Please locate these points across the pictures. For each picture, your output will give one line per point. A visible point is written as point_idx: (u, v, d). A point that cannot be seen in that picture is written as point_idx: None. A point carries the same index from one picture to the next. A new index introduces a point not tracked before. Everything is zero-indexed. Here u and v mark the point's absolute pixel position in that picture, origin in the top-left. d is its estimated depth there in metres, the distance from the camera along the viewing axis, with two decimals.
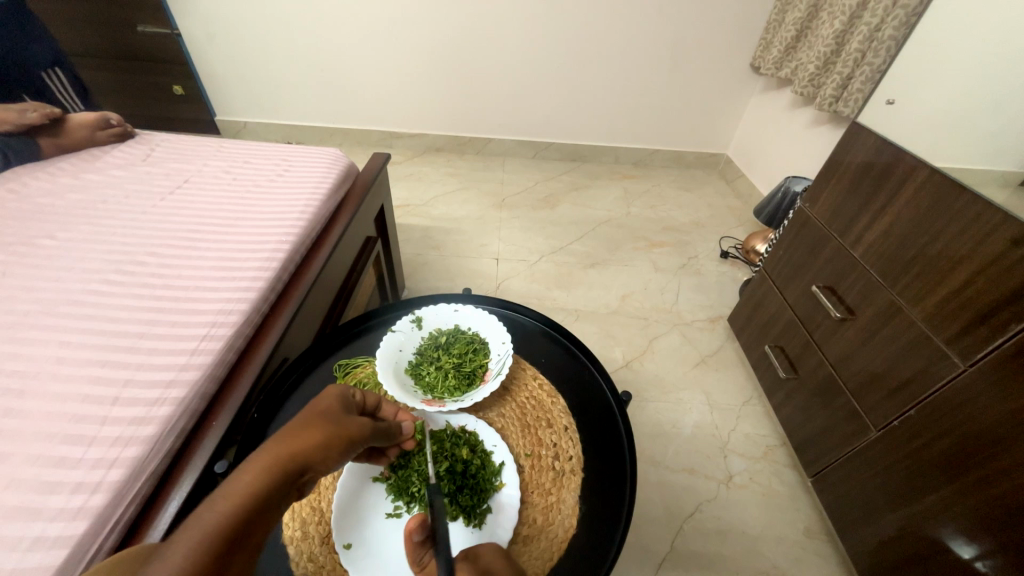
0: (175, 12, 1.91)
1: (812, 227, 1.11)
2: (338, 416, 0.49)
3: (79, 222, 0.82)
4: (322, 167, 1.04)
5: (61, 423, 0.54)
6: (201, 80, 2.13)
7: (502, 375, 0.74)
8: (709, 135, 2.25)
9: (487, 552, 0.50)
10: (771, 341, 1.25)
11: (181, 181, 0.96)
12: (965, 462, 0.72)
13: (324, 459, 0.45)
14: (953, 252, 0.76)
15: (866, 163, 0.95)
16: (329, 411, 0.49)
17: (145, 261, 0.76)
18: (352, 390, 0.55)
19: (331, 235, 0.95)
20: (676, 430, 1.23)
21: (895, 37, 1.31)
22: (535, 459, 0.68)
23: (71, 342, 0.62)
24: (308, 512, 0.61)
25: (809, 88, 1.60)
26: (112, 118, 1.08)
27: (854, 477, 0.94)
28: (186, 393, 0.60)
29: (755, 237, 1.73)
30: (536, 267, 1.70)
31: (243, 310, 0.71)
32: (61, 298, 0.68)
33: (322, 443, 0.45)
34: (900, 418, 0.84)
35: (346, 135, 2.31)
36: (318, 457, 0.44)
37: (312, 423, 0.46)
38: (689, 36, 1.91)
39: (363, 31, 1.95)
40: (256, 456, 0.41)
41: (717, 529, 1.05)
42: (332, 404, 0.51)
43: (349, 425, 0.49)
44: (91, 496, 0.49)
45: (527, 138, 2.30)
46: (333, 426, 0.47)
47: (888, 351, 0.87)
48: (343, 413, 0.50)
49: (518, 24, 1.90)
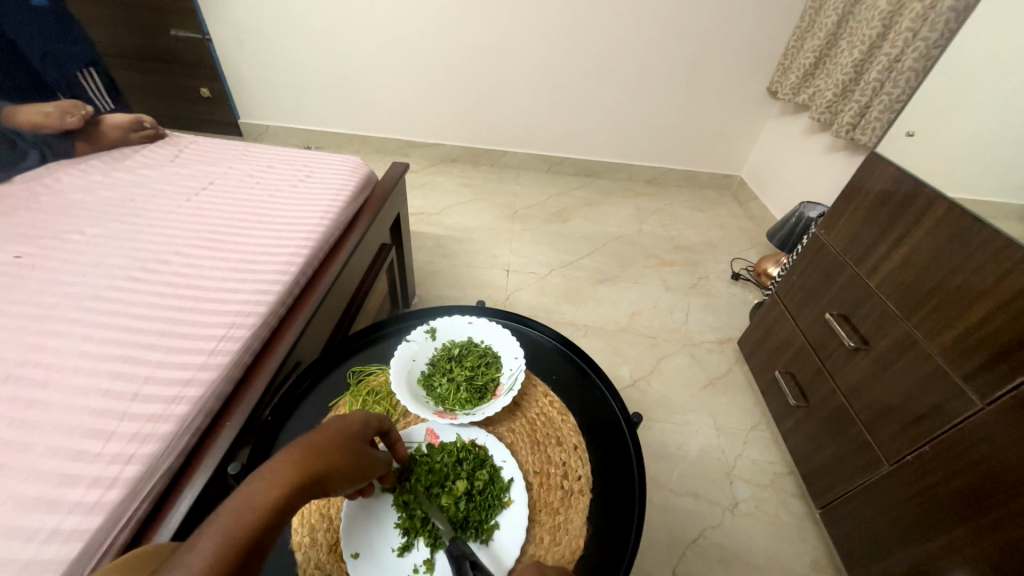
0: (208, 18, 1.97)
1: (828, 253, 1.10)
2: (357, 444, 0.51)
3: (108, 219, 0.85)
4: (343, 174, 1.07)
5: (82, 417, 0.55)
6: (228, 83, 2.19)
7: (514, 391, 0.74)
8: (723, 157, 2.26)
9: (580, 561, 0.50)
10: (781, 366, 1.24)
11: (206, 182, 0.99)
12: (982, 502, 0.70)
13: (334, 483, 0.46)
14: (973, 286, 0.76)
15: (884, 192, 0.95)
16: (350, 433, 0.51)
17: (170, 259, 0.78)
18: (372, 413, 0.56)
19: (348, 241, 0.97)
20: (682, 452, 1.22)
21: (914, 68, 1.32)
22: (544, 477, 0.67)
23: (94, 336, 0.64)
24: (316, 519, 0.61)
25: (826, 115, 1.61)
26: (146, 120, 1.11)
27: (865, 511, 0.92)
28: (203, 392, 0.61)
29: (767, 260, 1.72)
30: (546, 280, 1.71)
31: (261, 313, 0.72)
32: (87, 293, 0.70)
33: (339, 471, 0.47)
34: (913, 453, 0.82)
35: (365, 142, 2.36)
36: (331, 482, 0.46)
37: (334, 446, 0.48)
38: (707, 59, 1.93)
39: (388, 41, 2.00)
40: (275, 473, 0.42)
41: (720, 556, 1.03)
42: (353, 426, 0.52)
43: (364, 455, 0.51)
44: (107, 491, 0.50)
45: (542, 152, 2.33)
46: (353, 453, 0.49)
47: (904, 383, 0.86)
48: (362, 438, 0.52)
49: (539, 39, 1.94)
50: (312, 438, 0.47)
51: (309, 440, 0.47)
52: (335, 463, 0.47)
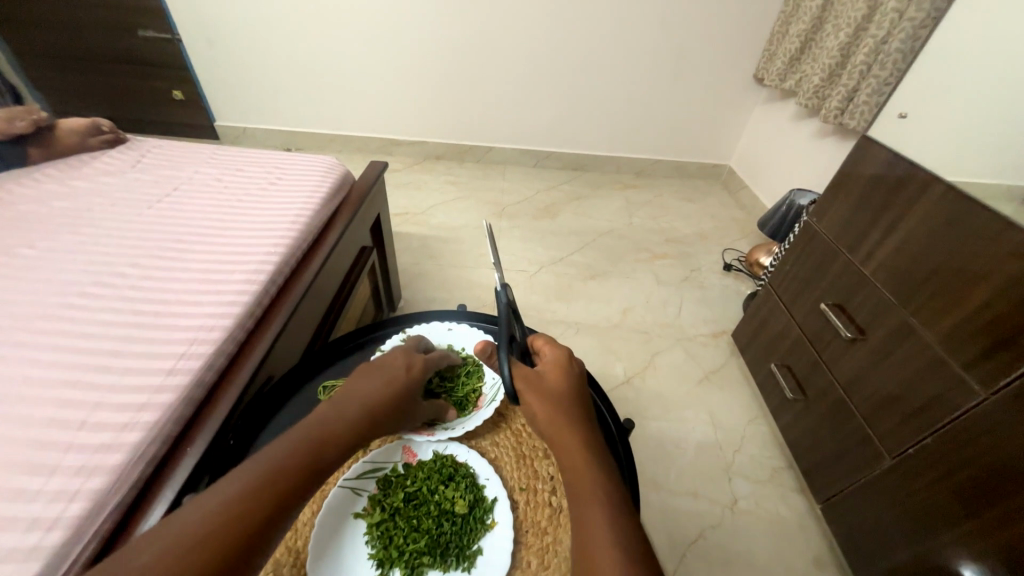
0: (176, 17, 1.89)
1: (821, 241, 1.08)
2: (407, 392, 0.58)
3: (62, 231, 0.79)
4: (317, 175, 1.02)
5: (23, 451, 0.50)
6: (201, 85, 2.12)
7: (496, 402, 0.72)
8: (712, 146, 2.23)
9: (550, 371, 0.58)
10: (777, 359, 1.21)
11: (170, 189, 0.93)
12: (988, 495, 0.68)
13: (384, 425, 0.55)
14: (971, 270, 0.73)
15: (876, 177, 0.93)
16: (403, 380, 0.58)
17: (126, 272, 0.73)
18: (423, 359, 0.63)
19: (323, 246, 0.92)
20: (679, 450, 1.19)
21: (902, 50, 1.29)
22: (530, 494, 0.64)
23: (39, 360, 0.59)
24: (282, 554, 0.56)
25: (814, 100, 1.58)
26: (104, 124, 1.05)
27: (867, 506, 0.90)
28: (159, 417, 0.56)
29: (759, 250, 1.69)
30: (535, 278, 1.67)
31: (226, 326, 0.67)
32: (35, 312, 0.65)
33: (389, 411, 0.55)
34: (915, 446, 0.80)
35: (346, 142, 2.29)
36: (385, 418, 0.55)
37: (384, 392, 0.56)
38: (692, 46, 1.89)
39: (365, 36, 1.94)
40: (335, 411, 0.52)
41: (721, 557, 1.01)
42: (406, 376, 0.59)
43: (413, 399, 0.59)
44: (48, 533, 0.46)
45: (527, 147, 2.29)
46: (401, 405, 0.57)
47: (903, 373, 0.83)
48: (414, 383, 0.59)
49: (520, 32, 1.89)
50: (364, 390, 0.55)
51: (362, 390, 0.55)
52: (383, 408, 0.55)
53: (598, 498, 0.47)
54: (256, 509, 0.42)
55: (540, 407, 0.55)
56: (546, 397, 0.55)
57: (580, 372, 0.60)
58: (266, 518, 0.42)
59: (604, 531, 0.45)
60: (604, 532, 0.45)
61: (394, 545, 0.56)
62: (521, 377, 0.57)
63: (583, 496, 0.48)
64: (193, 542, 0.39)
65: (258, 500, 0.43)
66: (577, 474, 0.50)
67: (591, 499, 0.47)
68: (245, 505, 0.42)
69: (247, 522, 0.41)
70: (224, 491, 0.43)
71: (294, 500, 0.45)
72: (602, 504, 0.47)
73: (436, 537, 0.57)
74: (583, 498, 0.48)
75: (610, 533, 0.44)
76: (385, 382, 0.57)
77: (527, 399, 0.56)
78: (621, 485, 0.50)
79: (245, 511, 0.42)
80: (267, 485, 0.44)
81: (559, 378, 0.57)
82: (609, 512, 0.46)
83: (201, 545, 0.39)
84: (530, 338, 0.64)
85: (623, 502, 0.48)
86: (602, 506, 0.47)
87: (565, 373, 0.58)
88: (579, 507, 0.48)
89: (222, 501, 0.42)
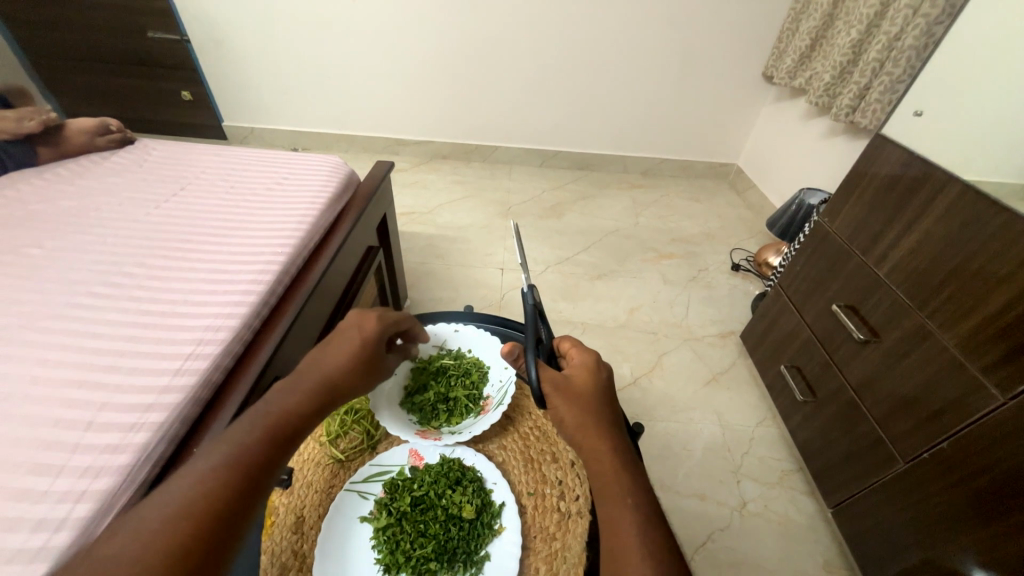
0: (185, 18, 1.90)
1: (832, 242, 1.06)
2: (369, 363, 0.58)
3: (70, 230, 0.80)
4: (323, 175, 1.01)
5: (30, 451, 0.50)
6: (209, 86, 2.13)
7: (503, 406, 0.71)
8: (720, 145, 2.21)
9: (577, 373, 0.57)
10: (786, 360, 1.20)
11: (178, 188, 0.93)
12: (1006, 502, 0.66)
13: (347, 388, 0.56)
14: (992, 272, 0.71)
15: (892, 177, 0.91)
16: (362, 348, 0.58)
17: (134, 272, 0.73)
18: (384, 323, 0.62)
19: (329, 246, 0.91)
20: (687, 451, 1.18)
21: (915, 47, 1.26)
22: (538, 499, 0.63)
23: (47, 360, 0.59)
24: (288, 558, 0.56)
25: (824, 98, 1.56)
26: (112, 124, 1.06)
27: (880, 511, 0.88)
28: (166, 417, 0.56)
29: (767, 250, 1.68)
30: (542, 278, 1.67)
31: (232, 327, 0.67)
32: (43, 312, 0.65)
33: (347, 384, 0.56)
34: (930, 451, 0.78)
35: (352, 142, 2.30)
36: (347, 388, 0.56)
37: (341, 365, 0.56)
38: (700, 44, 1.87)
39: (370, 35, 1.94)
40: (291, 388, 0.52)
41: (730, 561, 1.00)
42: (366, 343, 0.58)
43: (376, 372, 0.59)
44: (55, 534, 0.46)
45: (533, 146, 2.28)
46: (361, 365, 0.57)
47: (919, 376, 0.81)
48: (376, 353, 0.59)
49: (526, 30, 1.88)
50: (325, 360, 0.56)
51: (316, 365, 0.55)
52: (344, 376, 0.56)
53: (629, 503, 0.48)
54: (229, 483, 0.44)
55: (569, 412, 0.54)
56: (575, 401, 0.54)
57: (609, 374, 0.59)
58: (233, 497, 0.43)
59: (634, 536, 0.45)
60: (636, 538, 0.45)
61: (400, 550, 0.56)
62: (548, 381, 0.55)
63: (612, 499, 0.49)
64: (172, 516, 0.41)
65: (232, 473, 0.44)
66: (607, 479, 0.50)
67: (620, 501, 0.48)
68: (220, 476, 0.44)
69: (213, 502, 0.42)
70: (200, 466, 0.44)
71: (264, 476, 0.46)
72: (632, 507, 0.48)
73: (442, 543, 0.56)
74: (612, 503, 0.49)
75: (640, 536, 0.45)
76: (349, 351, 0.57)
77: (555, 403, 0.55)
78: (647, 485, 0.51)
79: (219, 484, 0.43)
80: (240, 458, 0.45)
81: (587, 381, 0.56)
82: (636, 513, 0.47)
83: (179, 517, 0.41)
84: (557, 339, 0.62)
85: (652, 506, 0.49)
86: (632, 512, 0.47)
87: (593, 376, 0.57)
88: (608, 511, 0.49)
89: (188, 485, 0.43)
